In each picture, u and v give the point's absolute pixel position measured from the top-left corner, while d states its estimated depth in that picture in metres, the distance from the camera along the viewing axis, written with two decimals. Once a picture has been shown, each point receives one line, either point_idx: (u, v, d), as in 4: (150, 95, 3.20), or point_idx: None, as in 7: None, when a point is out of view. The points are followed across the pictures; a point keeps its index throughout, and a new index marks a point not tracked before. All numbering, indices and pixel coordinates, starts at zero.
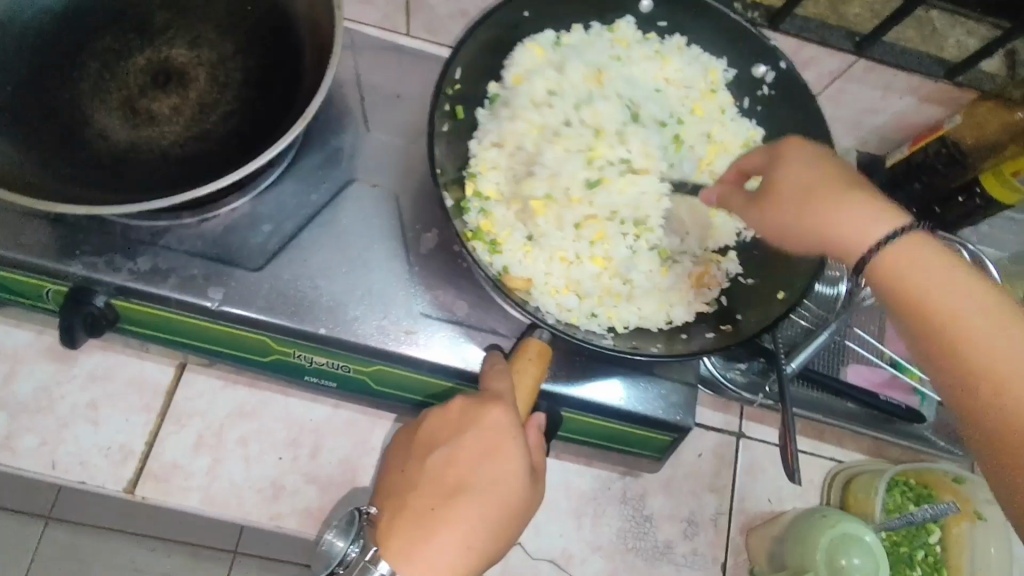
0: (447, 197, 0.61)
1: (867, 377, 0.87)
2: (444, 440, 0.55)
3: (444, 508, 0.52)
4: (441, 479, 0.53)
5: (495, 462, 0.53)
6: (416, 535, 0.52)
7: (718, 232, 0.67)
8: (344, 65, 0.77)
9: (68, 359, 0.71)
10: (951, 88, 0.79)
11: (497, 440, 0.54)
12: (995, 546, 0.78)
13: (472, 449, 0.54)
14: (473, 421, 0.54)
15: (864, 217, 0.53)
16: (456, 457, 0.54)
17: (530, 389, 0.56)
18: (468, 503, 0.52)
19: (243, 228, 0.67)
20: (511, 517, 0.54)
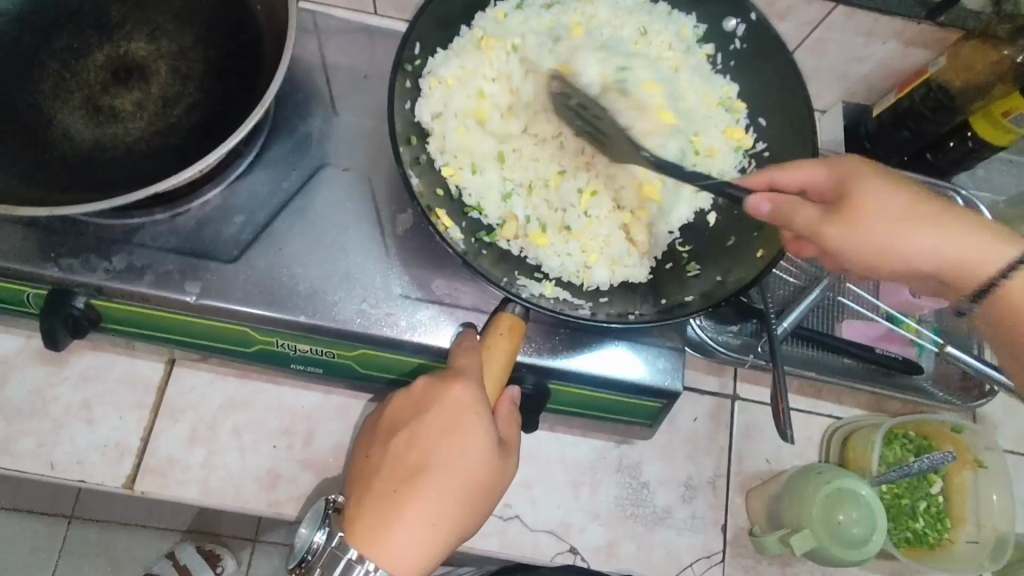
0: (412, 175, 0.60)
1: (864, 332, 0.85)
2: (410, 419, 0.55)
3: (409, 487, 0.52)
4: (407, 459, 0.53)
5: (458, 440, 0.53)
6: (380, 517, 0.52)
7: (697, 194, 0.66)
8: (310, 49, 0.76)
9: (58, 362, 0.72)
10: (934, 29, 0.76)
11: (463, 418, 0.53)
12: (997, 493, 0.77)
13: (438, 428, 0.53)
14: (439, 399, 0.54)
15: (934, 241, 0.55)
16: (420, 436, 0.54)
17: (502, 367, 0.55)
18: (432, 482, 0.52)
19: (217, 220, 0.66)
20: (477, 494, 0.54)
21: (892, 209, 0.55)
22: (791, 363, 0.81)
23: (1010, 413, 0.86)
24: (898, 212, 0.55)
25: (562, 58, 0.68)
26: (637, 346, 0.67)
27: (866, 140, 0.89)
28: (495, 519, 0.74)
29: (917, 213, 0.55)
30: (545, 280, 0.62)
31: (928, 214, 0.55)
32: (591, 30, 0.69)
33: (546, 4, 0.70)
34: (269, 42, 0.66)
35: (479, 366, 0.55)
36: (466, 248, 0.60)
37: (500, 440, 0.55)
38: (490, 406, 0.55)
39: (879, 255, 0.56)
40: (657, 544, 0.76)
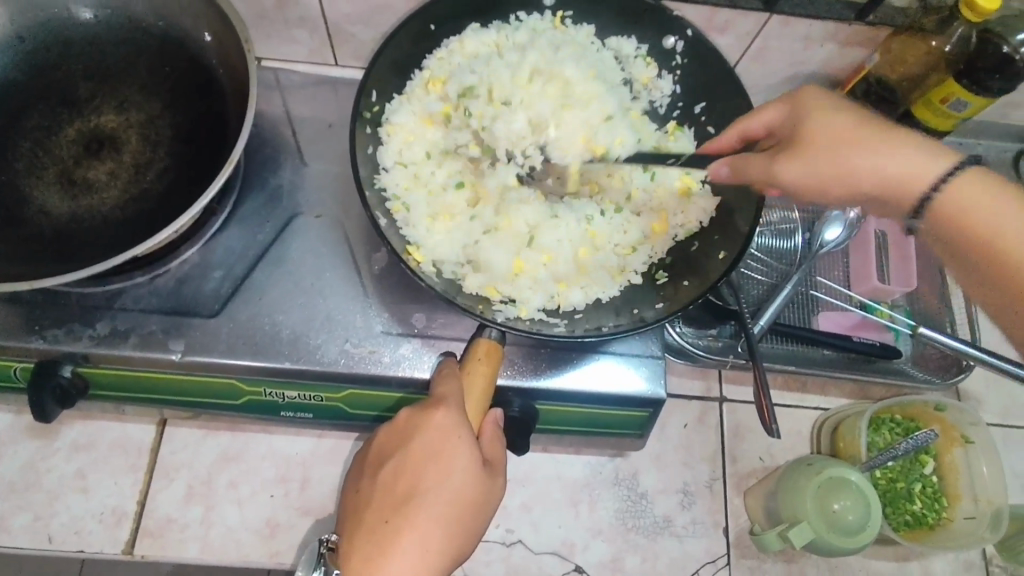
0: (381, 218, 0.62)
1: (839, 322, 0.87)
2: (396, 448, 0.56)
3: (400, 513, 0.53)
4: (396, 487, 0.54)
5: (443, 465, 0.54)
6: (373, 550, 0.52)
7: (665, 212, 0.68)
8: (274, 104, 0.79)
9: (49, 434, 0.72)
10: (867, 29, 0.80)
11: (447, 440, 0.55)
12: (987, 465, 0.78)
13: (424, 454, 0.55)
14: (423, 425, 0.55)
15: (918, 158, 0.52)
16: (407, 464, 0.55)
17: (483, 390, 0.57)
18: (423, 507, 0.53)
19: (196, 277, 0.68)
20: (468, 513, 0.55)
21: (849, 125, 0.53)
22: (770, 359, 0.84)
23: (991, 387, 0.88)
24: (847, 129, 0.53)
25: (514, 97, 0.70)
26: (616, 359, 0.68)
27: None
28: (497, 546, 0.74)
29: (881, 135, 0.53)
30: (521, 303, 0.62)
31: (872, 139, 0.53)
32: (539, 64, 0.70)
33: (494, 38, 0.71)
34: (234, 102, 0.69)
35: (459, 389, 0.57)
36: (440, 282, 0.61)
37: (485, 461, 0.56)
38: (472, 430, 0.56)
39: (872, 189, 0.53)
40: (662, 553, 0.76)
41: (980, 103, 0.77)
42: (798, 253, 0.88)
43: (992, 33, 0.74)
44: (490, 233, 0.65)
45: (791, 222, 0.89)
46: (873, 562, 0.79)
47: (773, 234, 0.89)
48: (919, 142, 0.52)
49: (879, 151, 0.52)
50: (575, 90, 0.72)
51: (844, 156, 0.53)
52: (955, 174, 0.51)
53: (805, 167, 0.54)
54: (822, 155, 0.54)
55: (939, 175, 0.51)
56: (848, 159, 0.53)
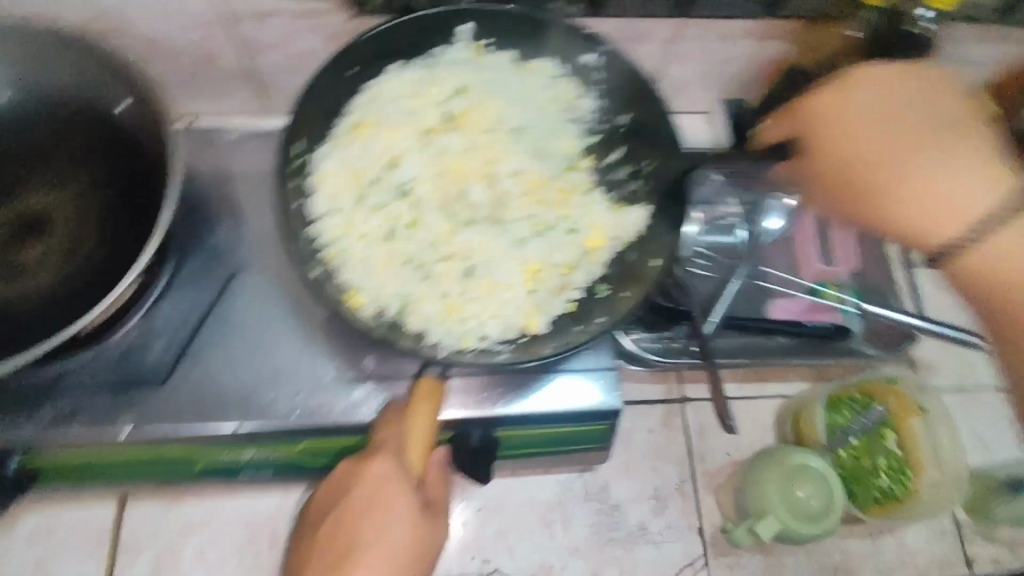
0: (312, 272, 0.60)
1: (789, 308, 0.87)
2: (341, 498, 0.56)
3: (342, 565, 0.53)
4: (337, 540, 0.54)
5: (380, 516, 0.54)
6: None
7: (600, 226, 0.66)
8: (202, 159, 0.78)
9: (7, 525, 0.71)
10: (781, 22, 0.81)
11: (386, 488, 0.55)
12: (943, 431, 0.81)
13: (365, 503, 0.54)
14: (364, 472, 0.55)
15: (967, 189, 0.59)
16: (350, 514, 0.55)
17: (423, 433, 0.56)
18: (360, 561, 0.53)
19: (137, 349, 0.66)
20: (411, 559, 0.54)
21: (897, 133, 0.61)
22: (728, 355, 0.84)
23: (946, 354, 0.90)
24: (905, 137, 0.61)
25: (443, 128, 0.68)
26: (568, 376, 0.69)
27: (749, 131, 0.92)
28: None
29: (935, 154, 0.61)
30: (465, 334, 0.61)
31: (908, 160, 0.61)
32: (464, 97, 0.70)
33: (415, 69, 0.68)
34: (157, 166, 0.66)
35: (399, 433, 0.57)
36: (378, 326, 0.59)
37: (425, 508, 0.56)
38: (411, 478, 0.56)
39: (907, 209, 0.61)
40: (641, 562, 0.77)
41: None
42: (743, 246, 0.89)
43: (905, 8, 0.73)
44: (426, 270, 0.63)
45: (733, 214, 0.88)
46: (847, 542, 0.81)
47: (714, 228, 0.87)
48: (977, 169, 0.60)
49: (934, 175, 0.60)
50: (505, 116, 0.70)
51: (886, 162, 0.61)
52: (1001, 231, 0.58)
53: (834, 174, 0.63)
54: (892, 155, 0.61)
55: (984, 221, 0.58)
56: (899, 174, 0.61)
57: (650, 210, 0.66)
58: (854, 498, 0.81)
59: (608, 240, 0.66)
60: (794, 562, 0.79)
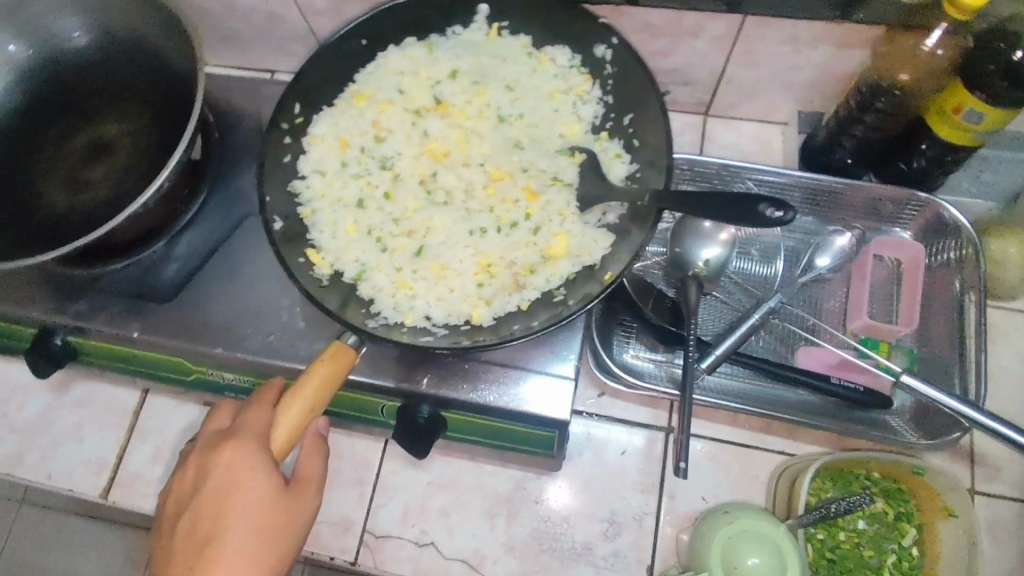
0: (273, 223, 0.62)
1: (819, 359, 0.76)
2: (206, 465, 0.55)
3: (202, 553, 0.52)
4: (198, 528, 0.53)
5: (243, 488, 0.53)
6: None
7: (570, 234, 0.64)
8: (249, 110, 0.83)
9: (62, 390, 0.86)
10: (859, 28, 0.69)
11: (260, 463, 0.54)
12: (969, 548, 0.66)
13: (227, 481, 0.53)
14: (226, 456, 0.54)
15: None
16: (213, 488, 0.54)
17: (310, 397, 0.55)
18: (226, 541, 0.52)
19: (156, 267, 0.76)
20: (281, 543, 0.54)
21: None
22: (731, 394, 0.76)
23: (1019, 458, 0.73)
24: None
25: (440, 109, 0.69)
26: (519, 373, 0.67)
27: (820, 154, 0.81)
28: (411, 545, 0.76)
29: None
30: (408, 308, 0.63)
31: None
32: (471, 82, 0.70)
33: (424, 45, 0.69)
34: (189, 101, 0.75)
35: (275, 411, 0.56)
36: (328, 283, 0.63)
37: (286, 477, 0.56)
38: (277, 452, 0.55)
39: None
40: None
41: (999, 113, 0.63)
42: (778, 278, 0.80)
43: (1008, 34, 0.63)
44: (388, 245, 0.65)
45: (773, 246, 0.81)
46: None
47: (748, 258, 0.81)
48: None
49: None
50: (508, 105, 0.69)
51: None
52: None
53: None
54: None
55: None
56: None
57: (612, 236, 0.63)
58: None
59: (578, 247, 0.64)
60: None
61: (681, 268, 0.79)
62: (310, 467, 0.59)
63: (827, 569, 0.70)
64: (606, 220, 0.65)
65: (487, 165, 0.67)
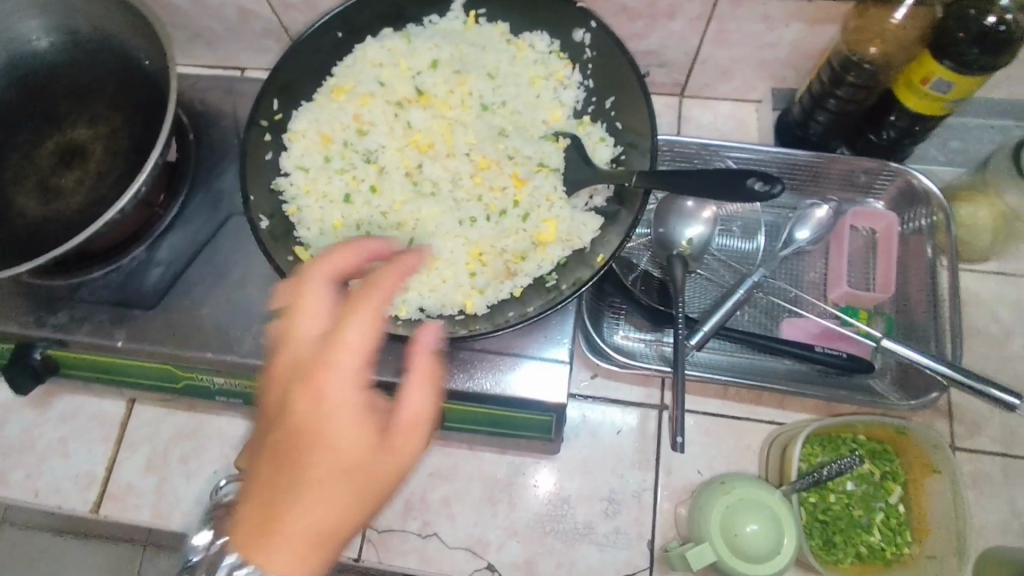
0: (261, 220, 0.62)
1: (804, 330, 0.79)
2: (291, 398, 0.43)
3: (280, 491, 0.41)
4: (280, 455, 0.42)
5: (308, 397, 0.42)
6: (259, 523, 0.40)
7: (558, 219, 0.65)
8: (224, 109, 0.82)
9: (43, 405, 0.83)
10: (829, 3, 0.71)
11: (345, 386, 0.43)
12: (953, 498, 0.69)
13: (298, 417, 0.42)
14: (327, 360, 0.43)
15: None
16: (290, 427, 0.42)
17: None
18: (307, 472, 0.41)
19: (139, 273, 0.74)
20: (366, 493, 0.42)
21: None
22: (721, 368, 0.78)
23: (996, 413, 0.76)
24: None
25: (422, 100, 0.69)
26: (515, 359, 0.68)
27: (796, 127, 0.83)
28: (414, 537, 0.76)
29: None
30: (402, 301, 0.63)
31: None
32: (452, 72, 0.69)
33: (401, 37, 0.69)
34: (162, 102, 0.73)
35: None
36: None
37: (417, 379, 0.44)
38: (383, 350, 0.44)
39: None
40: (578, 561, 0.75)
41: (967, 82, 0.66)
42: (760, 253, 0.82)
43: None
44: (377, 239, 0.65)
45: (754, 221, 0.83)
46: None
47: (730, 234, 0.83)
48: None
49: None
50: (490, 93, 0.69)
51: None
52: None
53: None
54: None
55: None
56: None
57: (600, 219, 0.63)
58: (826, 548, 0.72)
59: (567, 232, 0.64)
60: None
61: (666, 248, 0.80)
62: (416, 401, 0.44)
63: (820, 532, 0.73)
64: (594, 204, 0.65)
65: (473, 155, 0.67)
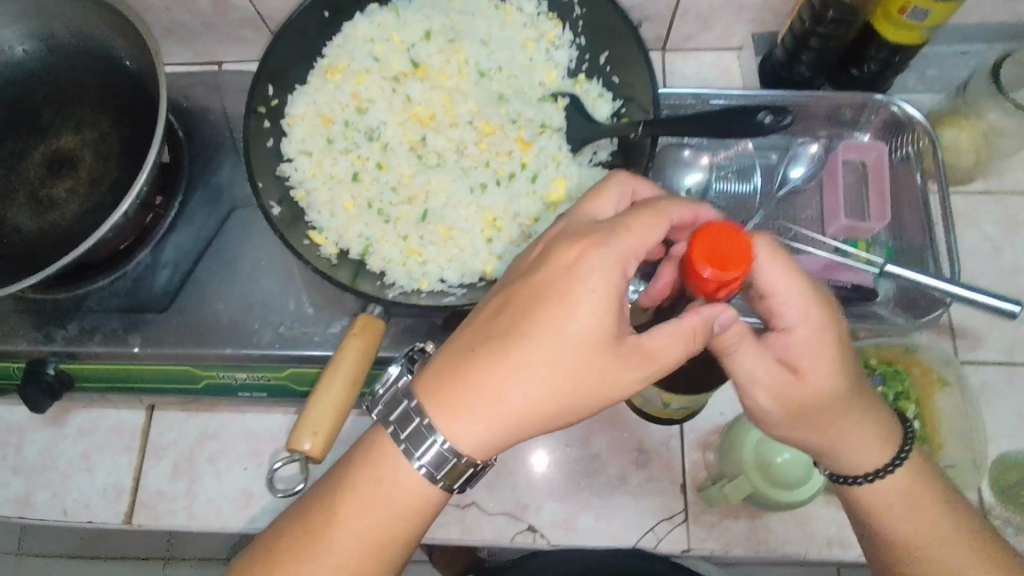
0: (273, 207, 0.61)
1: (809, 267, 0.81)
2: (520, 283, 0.48)
3: (495, 360, 0.47)
4: (500, 335, 0.48)
5: (601, 285, 0.46)
6: (468, 385, 0.47)
7: (566, 178, 0.66)
8: (211, 104, 0.81)
9: (60, 423, 0.82)
10: None
11: (607, 288, 0.46)
12: (961, 405, 0.76)
13: (535, 297, 0.47)
14: (571, 261, 0.47)
15: None
16: (519, 308, 0.48)
17: (352, 370, 0.56)
18: (529, 354, 0.46)
19: (146, 277, 0.73)
20: (570, 393, 0.47)
21: None
22: None
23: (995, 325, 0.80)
24: None
25: (417, 73, 0.69)
26: None
27: (780, 69, 0.84)
28: (453, 509, 0.77)
29: None
30: (422, 274, 0.63)
31: None
32: (445, 41, 0.69)
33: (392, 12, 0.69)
34: (153, 102, 0.72)
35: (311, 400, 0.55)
36: (338, 262, 0.62)
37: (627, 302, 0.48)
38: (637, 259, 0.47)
39: None
40: (614, 511, 0.77)
41: (942, 7, 0.68)
42: (757, 194, 0.84)
43: None
44: (389, 215, 0.65)
45: (747, 164, 0.85)
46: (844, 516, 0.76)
47: (727, 179, 0.84)
48: None
49: None
50: (484, 59, 0.69)
51: None
52: None
53: None
54: None
55: None
56: (797, 341, 0.52)
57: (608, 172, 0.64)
58: None
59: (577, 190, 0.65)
60: (781, 530, 0.75)
61: None
62: (664, 337, 0.47)
63: None
64: (599, 160, 0.66)
65: (475, 122, 0.67)
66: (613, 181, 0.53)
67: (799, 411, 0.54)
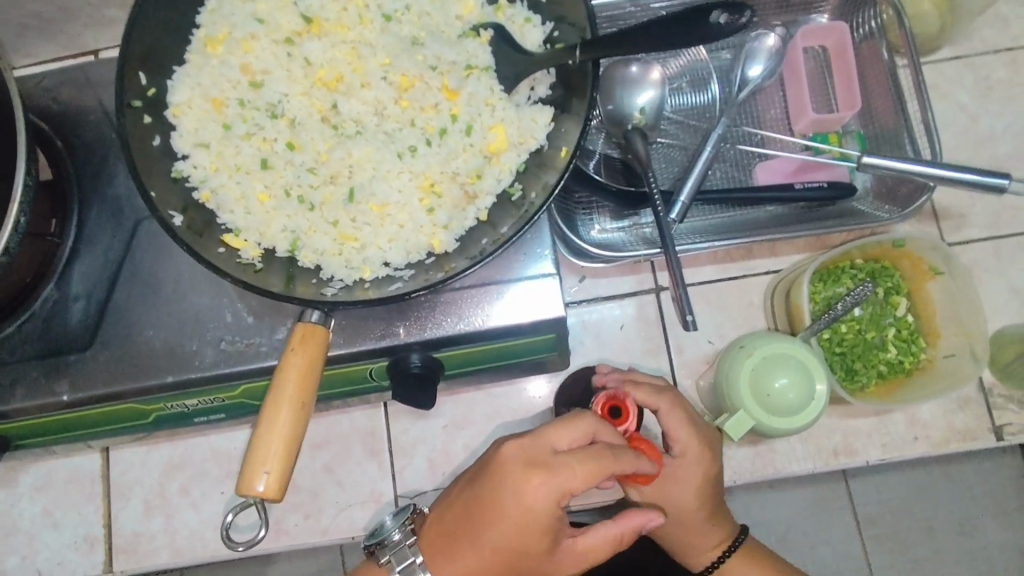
0: (172, 216, 0.52)
1: (779, 171, 0.75)
2: (474, 484, 0.56)
3: (453, 539, 0.56)
4: (460, 517, 0.57)
5: (527, 492, 0.53)
6: (441, 550, 0.57)
7: (504, 124, 0.57)
8: (86, 102, 0.70)
9: (9, 483, 0.75)
10: None
11: (532, 511, 0.53)
12: (961, 292, 0.70)
13: (484, 512, 0.54)
14: (510, 469, 0.54)
15: None
16: (473, 507, 0.56)
17: (298, 387, 0.50)
18: (475, 540, 0.55)
19: (59, 314, 0.65)
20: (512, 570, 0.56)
21: None
22: (704, 234, 0.74)
23: (975, 199, 0.77)
24: None
25: (313, 29, 0.59)
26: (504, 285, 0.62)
27: None
28: None
29: None
30: (362, 261, 0.56)
31: None
32: None
33: None
34: None
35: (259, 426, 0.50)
36: (264, 265, 0.55)
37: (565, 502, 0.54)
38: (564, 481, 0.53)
39: None
40: None
41: None
42: (717, 102, 0.77)
43: None
44: (313, 201, 0.57)
45: (700, 71, 0.78)
46: (848, 424, 0.74)
47: (683, 91, 0.77)
48: None
49: None
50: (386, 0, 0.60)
51: None
52: None
53: None
54: None
55: None
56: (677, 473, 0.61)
57: (550, 109, 0.57)
58: (850, 377, 0.73)
59: (519, 134, 0.57)
60: (788, 450, 0.73)
61: (622, 124, 0.74)
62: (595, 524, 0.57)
63: (841, 363, 0.73)
64: (537, 97, 0.59)
65: (391, 76, 0.59)
66: (584, 419, 0.55)
67: (684, 525, 0.63)
